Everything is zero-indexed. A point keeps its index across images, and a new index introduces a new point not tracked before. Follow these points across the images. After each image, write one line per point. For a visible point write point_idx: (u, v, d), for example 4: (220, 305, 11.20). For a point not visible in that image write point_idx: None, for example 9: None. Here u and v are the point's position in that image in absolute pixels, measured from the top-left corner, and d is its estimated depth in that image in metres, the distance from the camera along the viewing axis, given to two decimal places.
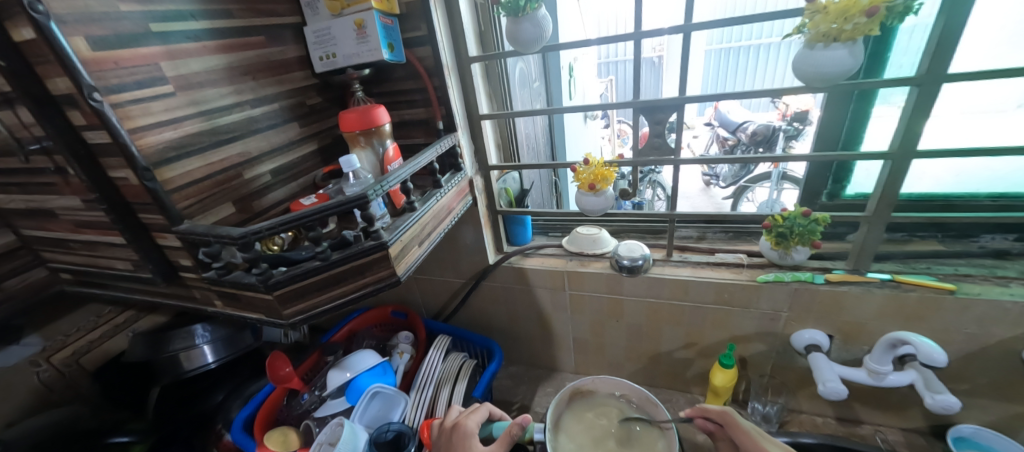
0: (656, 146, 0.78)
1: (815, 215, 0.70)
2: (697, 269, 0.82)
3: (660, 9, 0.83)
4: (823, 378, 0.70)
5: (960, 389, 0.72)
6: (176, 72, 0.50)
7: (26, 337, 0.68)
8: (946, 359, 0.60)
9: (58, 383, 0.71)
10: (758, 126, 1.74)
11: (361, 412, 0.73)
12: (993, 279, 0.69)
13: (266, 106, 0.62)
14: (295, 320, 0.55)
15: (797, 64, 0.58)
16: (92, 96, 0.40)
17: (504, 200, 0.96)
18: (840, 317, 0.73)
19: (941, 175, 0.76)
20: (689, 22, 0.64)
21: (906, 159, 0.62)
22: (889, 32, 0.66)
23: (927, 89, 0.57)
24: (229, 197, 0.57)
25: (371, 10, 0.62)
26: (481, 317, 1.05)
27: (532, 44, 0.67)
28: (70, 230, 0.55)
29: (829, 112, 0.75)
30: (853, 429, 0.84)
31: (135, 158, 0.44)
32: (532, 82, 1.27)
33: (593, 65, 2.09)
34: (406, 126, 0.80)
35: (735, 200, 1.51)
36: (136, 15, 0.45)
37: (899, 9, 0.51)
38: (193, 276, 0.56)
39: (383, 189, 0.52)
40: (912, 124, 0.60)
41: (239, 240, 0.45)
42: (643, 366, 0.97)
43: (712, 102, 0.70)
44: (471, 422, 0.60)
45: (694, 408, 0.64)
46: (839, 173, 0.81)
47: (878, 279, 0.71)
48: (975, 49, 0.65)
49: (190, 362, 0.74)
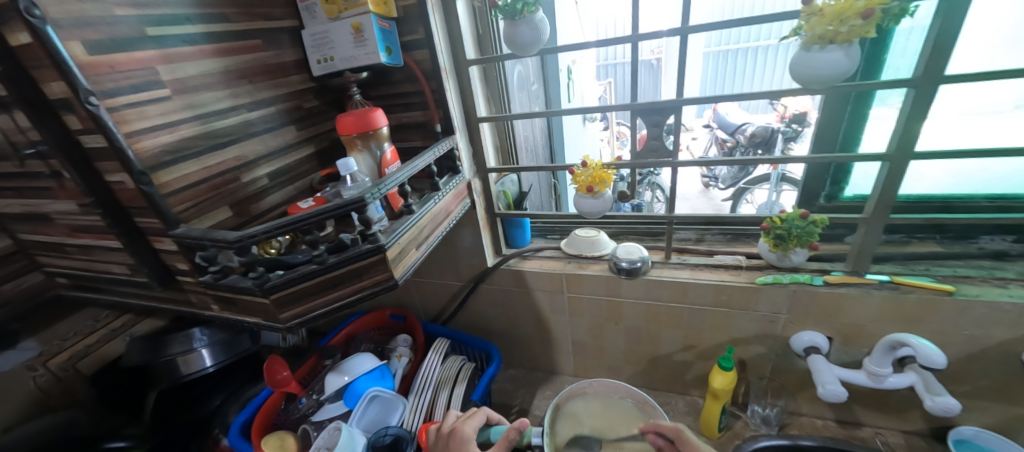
0: (655, 149, 0.78)
1: (813, 217, 0.70)
2: (696, 272, 0.82)
3: (658, 11, 0.83)
4: (822, 380, 0.70)
5: (961, 391, 0.72)
6: (173, 76, 0.50)
7: (22, 342, 0.67)
8: (945, 360, 0.60)
9: (55, 388, 0.71)
10: (756, 128, 1.74)
11: (359, 416, 0.73)
12: (991, 280, 0.69)
13: (264, 109, 0.62)
14: (292, 324, 0.54)
15: (793, 66, 0.58)
16: (89, 101, 0.40)
17: (502, 203, 0.96)
18: (839, 319, 0.73)
19: (938, 176, 0.76)
20: (686, 25, 0.64)
21: (904, 160, 0.62)
22: (887, 34, 0.67)
23: (924, 91, 0.57)
24: (225, 200, 0.57)
25: (369, 14, 0.62)
26: (479, 320, 1.05)
27: (530, 46, 0.67)
28: (66, 234, 0.55)
29: (827, 113, 0.76)
30: (854, 432, 0.84)
31: (131, 162, 0.44)
32: (531, 85, 1.27)
33: (591, 68, 2.09)
34: (403, 129, 0.80)
35: (734, 202, 1.51)
36: (132, 19, 0.45)
37: (895, 11, 0.51)
38: (190, 280, 0.56)
39: (381, 192, 0.52)
40: (910, 125, 0.60)
41: (235, 244, 0.45)
42: (642, 369, 0.96)
43: (709, 104, 0.70)
44: (468, 428, 0.60)
45: (648, 422, 0.63)
46: (837, 175, 0.81)
47: (876, 281, 0.71)
48: (972, 50, 0.65)
49: (188, 366, 0.74)
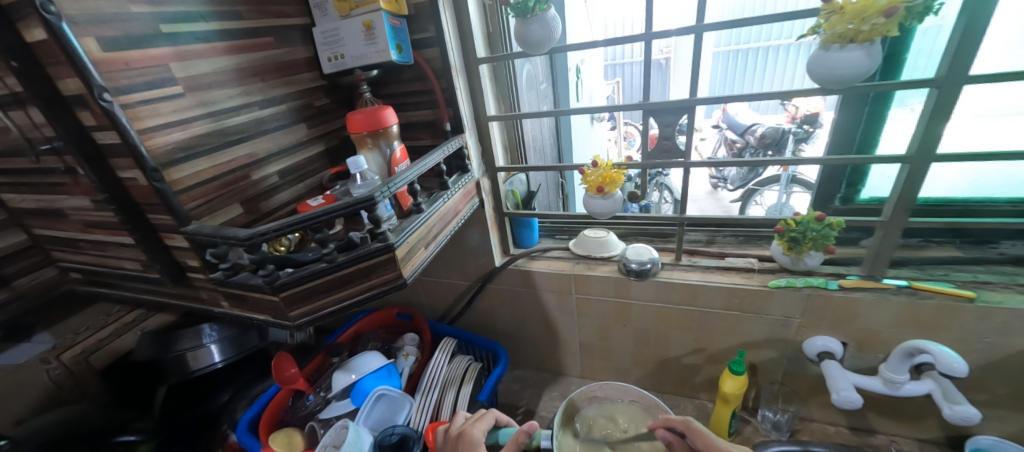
0: (666, 149, 0.77)
1: (829, 219, 0.69)
2: (707, 274, 0.81)
3: (669, 9, 0.81)
4: (836, 387, 0.69)
5: (979, 400, 0.70)
6: (186, 73, 0.50)
7: (37, 335, 0.68)
8: (966, 368, 0.59)
9: (67, 381, 0.72)
10: (767, 129, 1.72)
11: (366, 414, 0.73)
12: (1013, 287, 0.67)
13: (275, 107, 0.62)
14: (301, 322, 0.54)
15: (812, 65, 0.57)
16: (103, 97, 0.40)
17: (510, 202, 0.96)
18: (853, 324, 0.72)
19: (956, 179, 0.75)
20: (700, 23, 0.63)
21: (924, 163, 0.60)
22: (908, 33, 0.65)
23: (946, 91, 0.56)
24: (237, 197, 0.57)
25: (380, 11, 0.62)
26: (486, 320, 1.05)
27: (541, 45, 0.66)
28: (79, 230, 0.56)
29: (844, 113, 0.74)
30: (866, 439, 0.82)
31: (144, 158, 0.44)
32: (540, 85, 1.27)
33: (599, 67, 2.07)
34: (412, 127, 0.80)
35: (744, 204, 1.48)
36: (147, 16, 0.45)
37: (919, 9, 0.50)
38: (200, 277, 0.56)
39: (391, 191, 0.51)
40: (931, 126, 0.58)
41: (246, 241, 0.45)
42: (650, 371, 0.95)
43: (722, 103, 0.68)
44: (477, 431, 0.59)
45: (657, 418, 0.61)
46: (853, 177, 0.79)
47: (893, 286, 0.70)
48: (996, 49, 0.64)
49: (198, 362, 0.74)
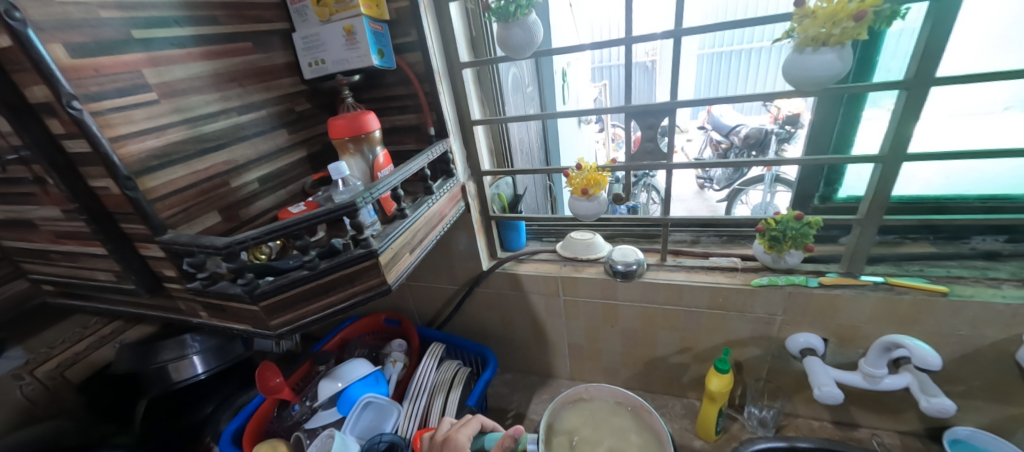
0: (649, 151, 0.78)
1: (807, 218, 0.70)
2: (692, 273, 0.82)
3: (651, 14, 0.83)
4: (818, 382, 0.69)
5: (955, 392, 0.72)
6: (160, 79, 0.49)
7: (9, 350, 0.65)
8: (940, 362, 0.61)
9: (43, 397, 0.69)
10: (750, 130, 1.76)
11: (353, 423, 0.72)
12: (984, 281, 0.69)
13: (254, 113, 0.61)
14: (282, 331, 0.53)
15: (787, 68, 0.58)
16: (72, 105, 0.39)
17: (497, 206, 0.96)
18: (834, 321, 0.73)
19: (931, 177, 0.77)
20: (679, 27, 0.64)
21: (896, 162, 0.62)
22: (878, 36, 0.67)
23: (915, 93, 0.57)
24: (214, 205, 0.56)
25: (360, 16, 0.61)
26: (475, 324, 1.04)
27: (523, 49, 0.66)
28: (50, 240, 0.54)
29: (821, 115, 0.76)
30: (850, 433, 0.84)
31: (115, 167, 0.43)
32: (526, 88, 1.28)
33: (586, 70, 2.09)
34: (396, 132, 0.80)
35: (730, 203, 1.50)
36: (118, 22, 0.44)
37: (886, 13, 0.52)
38: (177, 287, 0.55)
39: (373, 196, 0.51)
40: (901, 126, 0.60)
41: (224, 250, 0.44)
42: (638, 371, 0.96)
43: (706, 105, 0.69)
44: (462, 436, 0.59)
45: None
46: (831, 177, 0.81)
47: (871, 282, 0.71)
48: (962, 52, 0.66)
49: (179, 373, 0.72)
